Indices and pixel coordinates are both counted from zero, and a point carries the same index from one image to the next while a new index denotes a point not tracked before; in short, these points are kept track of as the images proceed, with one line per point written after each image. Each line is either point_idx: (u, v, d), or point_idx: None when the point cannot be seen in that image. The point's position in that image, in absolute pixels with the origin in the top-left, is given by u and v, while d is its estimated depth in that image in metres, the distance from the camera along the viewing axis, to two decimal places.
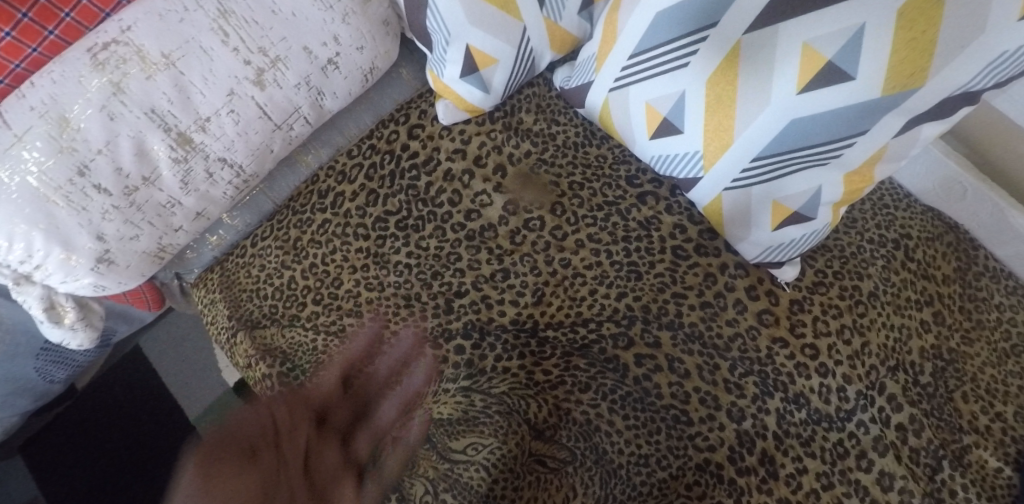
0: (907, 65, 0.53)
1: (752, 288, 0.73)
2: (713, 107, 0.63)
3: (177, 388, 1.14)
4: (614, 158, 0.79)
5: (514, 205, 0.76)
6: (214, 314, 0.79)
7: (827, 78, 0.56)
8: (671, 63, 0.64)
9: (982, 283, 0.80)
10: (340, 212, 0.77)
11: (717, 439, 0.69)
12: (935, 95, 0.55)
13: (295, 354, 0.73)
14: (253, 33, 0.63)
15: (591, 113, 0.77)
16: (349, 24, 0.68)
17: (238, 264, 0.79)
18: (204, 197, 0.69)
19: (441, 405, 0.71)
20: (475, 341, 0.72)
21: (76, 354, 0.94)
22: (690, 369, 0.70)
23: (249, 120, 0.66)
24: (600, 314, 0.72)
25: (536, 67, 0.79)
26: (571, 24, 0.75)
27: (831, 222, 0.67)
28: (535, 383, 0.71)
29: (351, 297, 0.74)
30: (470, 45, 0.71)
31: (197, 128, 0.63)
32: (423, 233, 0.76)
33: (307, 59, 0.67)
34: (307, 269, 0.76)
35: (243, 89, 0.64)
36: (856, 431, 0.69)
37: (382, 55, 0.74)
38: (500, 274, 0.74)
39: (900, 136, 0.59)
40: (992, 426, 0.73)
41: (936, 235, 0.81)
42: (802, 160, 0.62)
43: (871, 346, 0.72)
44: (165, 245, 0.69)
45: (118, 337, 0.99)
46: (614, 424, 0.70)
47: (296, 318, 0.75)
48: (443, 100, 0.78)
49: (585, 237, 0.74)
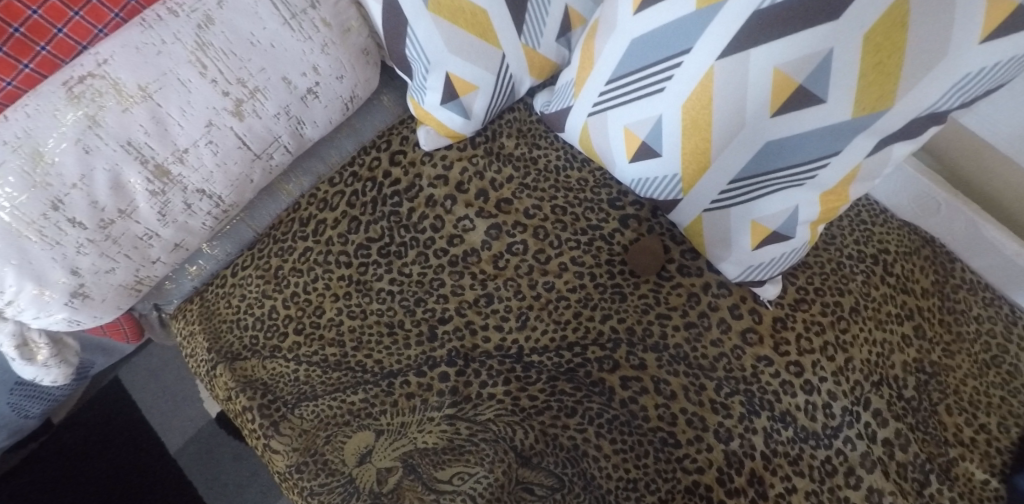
0: (875, 87, 0.55)
1: (735, 306, 0.73)
2: (690, 131, 0.63)
3: (158, 421, 1.11)
4: (596, 181, 0.80)
5: (497, 229, 0.76)
6: (193, 347, 0.76)
7: (799, 101, 0.57)
8: (647, 88, 0.65)
9: (960, 295, 0.81)
10: (322, 240, 0.76)
11: (705, 461, 0.69)
12: (904, 115, 0.56)
13: (277, 385, 0.72)
14: (231, 65, 0.63)
15: (571, 137, 0.78)
16: (328, 54, 0.69)
17: (218, 294, 0.77)
18: (182, 228, 0.68)
19: (425, 434, 0.69)
20: (460, 368, 0.71)
21: (54, 389, 0.91)
22: (676, 390, 0.70)
23: (228, 150, 0.66)
24: (585, 337, 0.72)
25: (516, 92, 0.80)
26: (549, 50, 0.76)
27: (809, 240, 0.68)
28: (521, 410, 0.70)
29: (333, 326, 0.73)
30: (449, 73, 0.72)
31: (174, 160, 0.63)
32: (406, 259, 0.75)
33: (286, 89, 0.67)
34: (288, 298, 0.75)
35: (222, 120, 0.64)
36: (844, 448, 0.70)
37: (362, 83, 0.75)
38: (483, 299, 0.74)
39: (872, 156, 0.60)
40: (977, 437, 0.74)
41: (913, 249, 0.82)
42: (778, 181, 0.63)
43: (854, 362, 0.73)
44: (142, 277, 0.68)
45: (96, 369, 0.98)
46: (602, 448, 0.69)
47: (277, 349, 0.73)
48: (425, 126, 0.79)
49: (568, 261, 0.75)
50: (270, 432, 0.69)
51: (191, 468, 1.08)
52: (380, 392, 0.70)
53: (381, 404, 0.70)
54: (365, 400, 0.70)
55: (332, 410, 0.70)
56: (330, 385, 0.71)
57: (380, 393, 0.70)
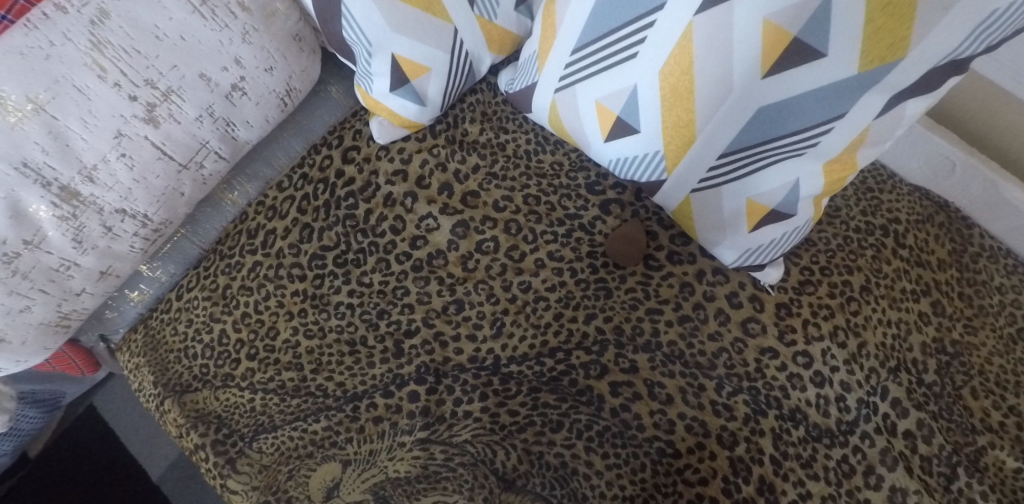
0: (883, 35, 0.46)
1: (734, 294, 0.66)
2: (669, 101, 0.55)
3: (139, 446, 1.04)
4: (572, 164, 0.72)
5: (464, 226, 0.68)
6: (140, 381, 0.69)
7: (794, 57, 0.48)
8: (619, 53, 0.57)
9: (981, 264, 0.74)
10: (272, 253, 0.69)
11: (708, 470, 0.62)
12: (918, 67, 0.47)
13: (233, 418, 0.65)
14: (135, 64, 0.54)
15: (540, 118, 0.70)
16: (251, 44, 0.61)
17: (164, 321, 0.70)
18: (105, 254, 0.60)
19: (396, 462, 0.62)
20: (431, 385, 0.64)
21: (25, 424, 0.85)
22: (672, 393, 0.63)
23: (146, 162, 0.58)
24: (569, 341, 0.65)
25: (476, 72, 0.71)
26: (508, 21, 0.67)
27: (813, 216, 0.60)
28: (501, 428, 0.63)
29: (290, 348, 0.66)
30: (395, 54, 0.63)
31: (83, 179, 0.55)
32: (365, 267, 0.68)
33: (205, 88, 0.59)
34: (238, 319, 0.67)
35: (133, 128, 0.56)
36: (861, 445, 0.63)
37: (298, 74, 0.67)
38: (453, 306, 0.66)
39: (882, 116, 0.51)
40: (1007, 422, 0.67)
41: (926, 216, 0.74)
42: (774, 152, 0.55)
43: (868, 347, 0.66)
44: (67, 312, 0.61)
45: (67, 398, 0.94)
46: (593, 465, 0.63)
47: (230, 377, 0.66)
48: (377, 117, 0.70)
49: (545, 256, 0.67)
50: (226, 471, 0.63)
51: (175, 494, 1.01)
52: (344, 418, 0.64)
53: (347, 431, 0.63)
54: (328, 428, 0.63)
55: (293, 441, 0.64)
56: (289, 414, 0.65)
57: (345, 420, 0.63)
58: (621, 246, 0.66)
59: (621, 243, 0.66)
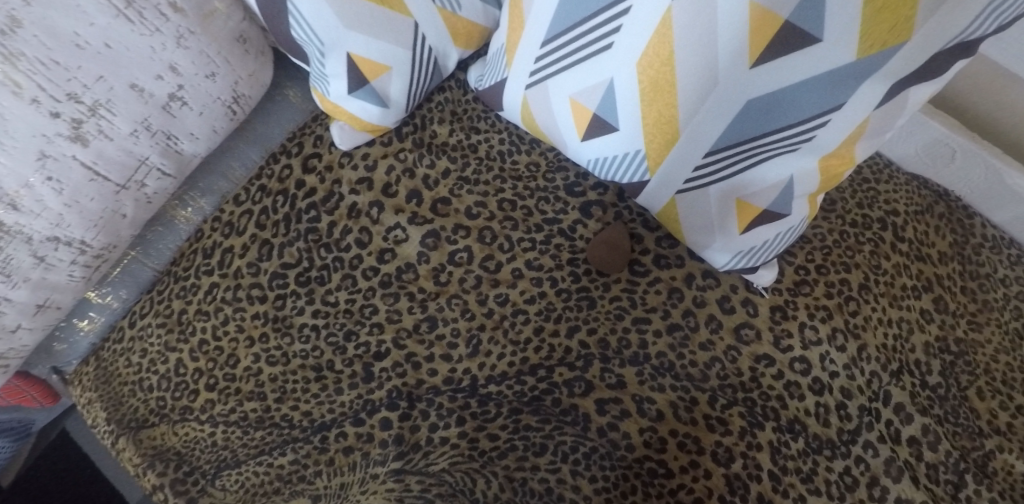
0: (886, 17, 0.41)
1: (725, 299, 0.62)
2: (650, 95, 0.50)
3: (115, 471, 0.96)
4: (549, 164, 0.67)
5: (434, 236, 0.63)
6: (93, 416, 0.65)
7: (785, 44, 0.43)
8: (593, 44, 0.52)
9: (983, 256, 0.70)
10: (229, 273, 0.63)
11: (703, 490, 0.58)
12: (923, 51, 0.42)
13: (194, 454, 0.62)
14: (55, 77, 0.48)
15: (513, 116, 0.65)
16: (187, 48, 0.55)
17: (116, 352, 0.65)
18: (39, 286, 0.55)
19: (369, 496, 0.57)
20: (404, 411, 0.60)
21: None
22: (662, 409, 0.60)
23: (78, 184, 0.53)
24: (550, 357, 0.61)
25: (442, 69, 0.66)
26: (474, 14, 0.62)
27: (808, 214, 0.56)
28: (480, 454, 0.59)
29: (251, 376, 0.62)
30: (351, 53, 0.58)
31: (4, 207, 0.49)
32: (330, 285, 0.63)
33: (138, 100, 0.54)
34: (195, 348, 0.63)
35: (58, 148, 0.50)
36: (864, 455, 0.59)
37: (246, 78, 0.62)
38: (425, 324, 0.62)
39: (884, 105, 0.47)
40: (1015, 423, 0.63)
41: (924, 207, 0.70)
42: (766, 148, 0.50)
43: (868, 350, 0.62)
44: (3, 352, 0.56)
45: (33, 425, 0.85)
46: (581, 490, 0.58)
47: (188, 409, 0.62)
48: (337, 121, 0.65)
49: (522, 266, 0.62)
50: None
51: None
52: (312, 450, 0.60)
53: (315, 464, 0.60)
54: (295, 462, 0.60)
55: (257, 478, 0.60)
56: (253, 448, 0.61)
57: (313, 452, 0.60)
58: (605, 253, 0.62)
59: (604, 249, 0.62)
